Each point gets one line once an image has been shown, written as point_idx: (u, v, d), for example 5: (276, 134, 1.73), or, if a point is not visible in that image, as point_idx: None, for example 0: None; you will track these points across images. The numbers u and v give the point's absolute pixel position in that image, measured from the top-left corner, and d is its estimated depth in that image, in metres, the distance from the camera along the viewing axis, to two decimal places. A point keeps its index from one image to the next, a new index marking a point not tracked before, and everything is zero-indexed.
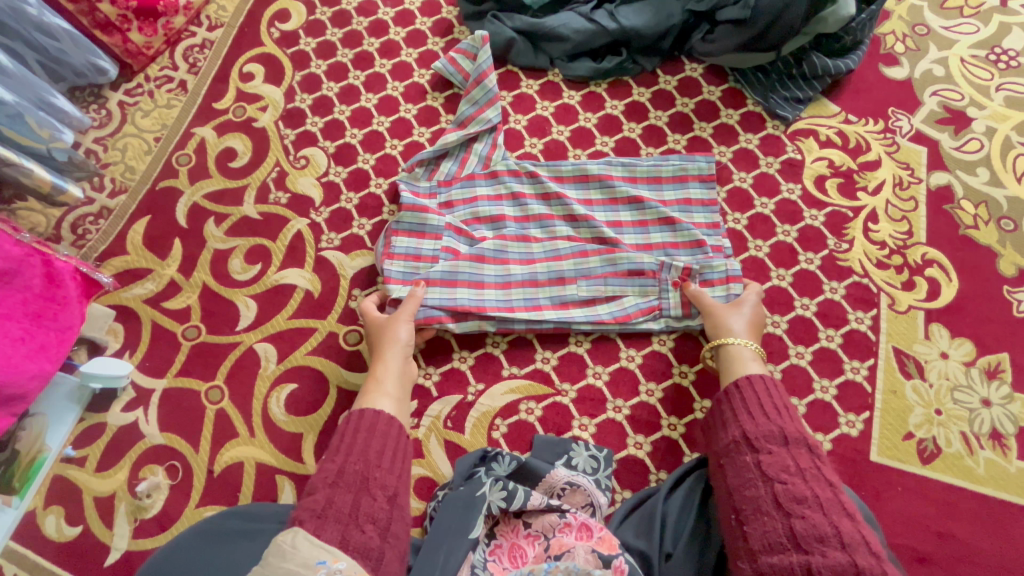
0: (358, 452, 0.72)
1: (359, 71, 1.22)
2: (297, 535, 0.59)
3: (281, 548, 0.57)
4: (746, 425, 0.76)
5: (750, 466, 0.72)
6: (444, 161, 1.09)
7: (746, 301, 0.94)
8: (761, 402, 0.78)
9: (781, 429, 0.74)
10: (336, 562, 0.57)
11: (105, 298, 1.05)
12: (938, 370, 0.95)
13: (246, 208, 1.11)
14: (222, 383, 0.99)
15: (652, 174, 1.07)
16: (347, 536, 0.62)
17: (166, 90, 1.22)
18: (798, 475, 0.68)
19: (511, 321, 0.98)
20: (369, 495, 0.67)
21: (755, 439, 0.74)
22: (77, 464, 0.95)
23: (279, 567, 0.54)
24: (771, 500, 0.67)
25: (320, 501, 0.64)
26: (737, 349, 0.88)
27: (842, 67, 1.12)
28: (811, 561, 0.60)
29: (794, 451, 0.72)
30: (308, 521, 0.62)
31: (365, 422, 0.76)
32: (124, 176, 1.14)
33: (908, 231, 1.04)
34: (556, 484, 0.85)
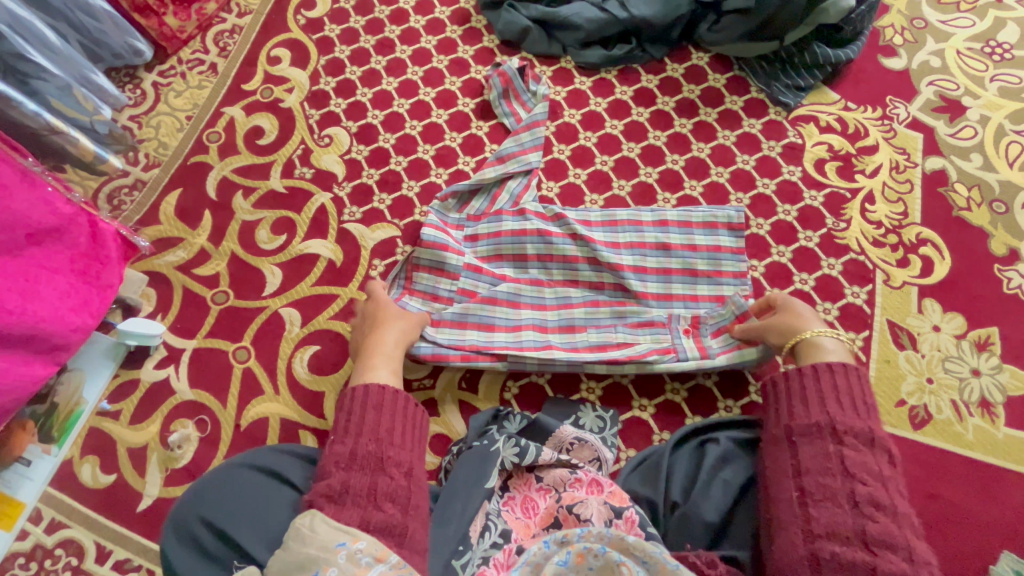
0: (368, 432, 0.73)
1: (380, 56, 1.28)
2: (315, 518, 0.64)
3: (300, 532, 0.62)
4: (835, 414, 0.72)
5: (831, 456, 0.69)
6: (474, 200, 1.12)
7: (797, 304, 0.90)
8: (852, 395, 0.75)
9: (871, 430, 0.70)
10: (355, 542, 0.62)
11: (139, 264, 1.11)
12: (930, 342, 1.00)
13: (273, 182, 1.17)
14: (249, 344, 1.04)
15: (682, 219, 1.06)
16: (366, 516, 0.65)
17: (198, 72, 1.28)
18: (879, 480, 0.66)
19: (522, 362, 0.98)
20: (384, 474, 0.70)
21: (841, 431, 0.71)
22: (112, 418, 1.01)
23: (304, 550, 0.61)
24: (848, 496, 0.65)
25: (336, 484, 0.68)
26: (818, 339, 0.83)
27: (842, 56, 1.17)
28: (876, 563, 0.59)
29: (878, 453, 0.69)
30: (325, 505, 0.66)
31: (371, 399, 0.76)
32: (157, 151, 1.21)
33: (903, 212, 1.09)
34: (565, 440, 0.89)
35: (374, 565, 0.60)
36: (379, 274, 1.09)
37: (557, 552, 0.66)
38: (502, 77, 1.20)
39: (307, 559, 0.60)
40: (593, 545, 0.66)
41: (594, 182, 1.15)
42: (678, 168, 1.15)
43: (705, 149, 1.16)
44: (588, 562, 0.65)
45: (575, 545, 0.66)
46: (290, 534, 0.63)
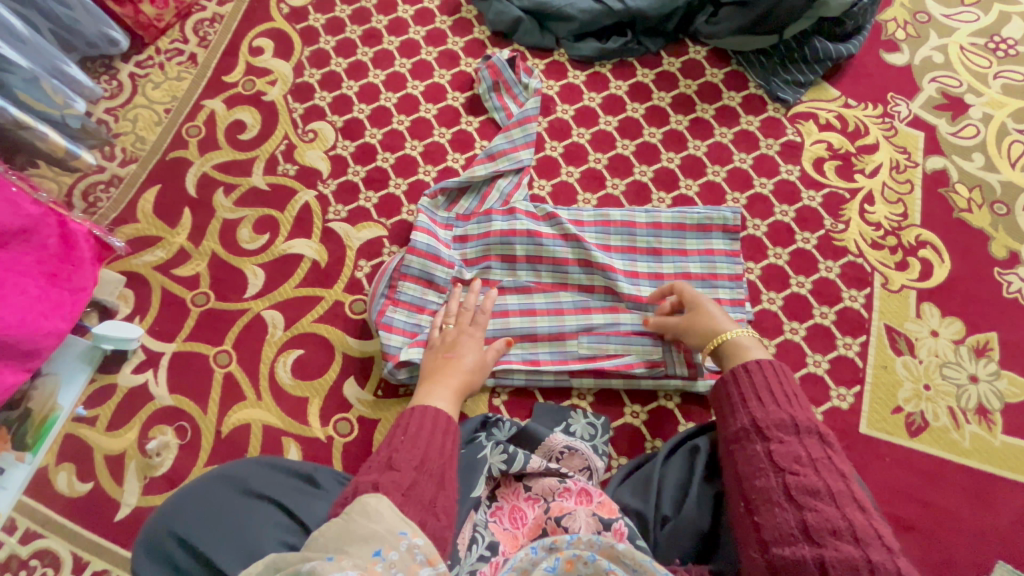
0: (435, 448, 0.66)
1: (367, 47, 1.24)
2: (381, 502, 0.57)
3: (365, 509, 0.55)
4: (756, 413, 0.71)
5: (760, 456, 0.67)
6: (465, 197, 1.08)
7: (702, 296, 0.90)
8: (770, 388, 0.73)
9: (793, 418, 0.69)
10: (416, 535, 0.54)
11: (116, 264, 1.07)
12: (928, 347, 0.98)
13: (255, 179, 1.13)
14: (230, 348, 1.01)
15: (676, 221, 1.03)
16: (426, 520, 0.58)
17: (177, 63, 1.23)
18: (810, 466, 0.64)
19: (510, 378, 0.97)
20: (447, 488, 0.63)
21: (765, 427, 0.69)
22: (88, 424, 0.97)
23: (362, 528, 0.53)
24: (782, 491, 0.63)
25: (403, 479, 0.61)
26: (739, 339, 0.82)
27: (843, 51, 1.14)
28: (823, 556, 0.56)
29: (806, 438, 0.67)
30: (392, 494, 0.59)
31: (441, 423, 0.69)
32: (135, 146, 1.16)
33: (903, 213, 1.06)
34: (554, 448, 0.88)
35: (426, 568, 0.52)
36: (365, 275, 1.05)
37: (545, 557, 0.63)
38: (492, 69, 1.15)
39: (361, 538, 0.52)
40: (583, 551, 0.63)
41: (586, 180, 1.11)
42: (673, 167, 1.12)
43: (702, 147, 1.13)
44: (577, 568, 0.63)
45: (564, 552, 0.63)
46: (351, 508, 0.56)
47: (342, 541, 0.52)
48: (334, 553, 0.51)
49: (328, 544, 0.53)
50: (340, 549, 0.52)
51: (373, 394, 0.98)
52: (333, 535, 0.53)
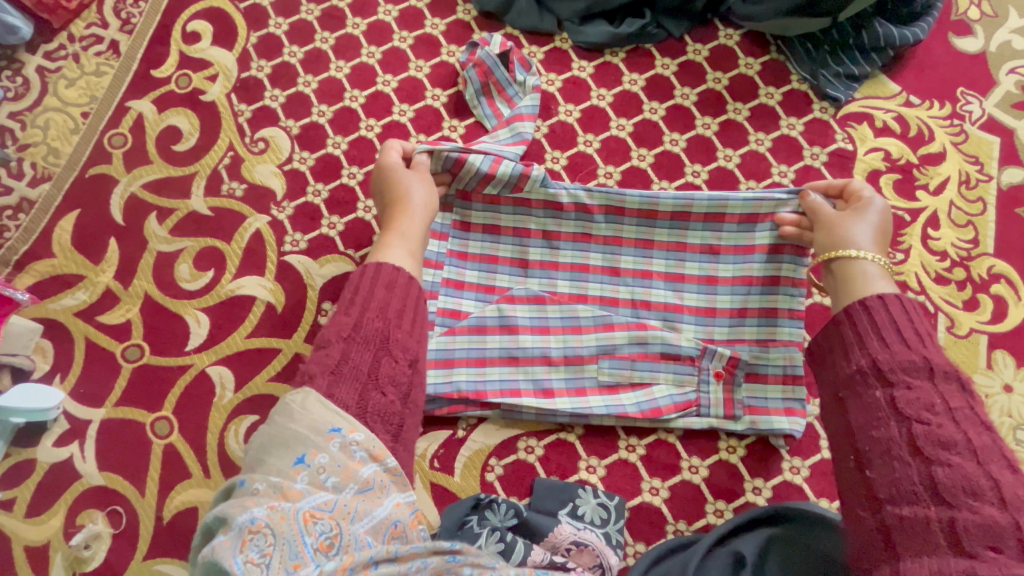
0: (375, 308, 0.56)
1: (327, 32, 1.02)
2: (307, 397, 0.49)
3: (286, 408, 0.48)
4: (878, 354, 0.57)
5: (880, 404, 0.55)
6: (473, 153, 0.80)
7: (866, 207, 0.73)
8: (898, 322, 0.59)
9: (927, 358, 0.55)
10: (352, 432, 0.48)
11: (29, 311, 0.89)
12: (1000, 406, 0.82)
13: (195, 201, 0.93)
14: (171, 414, 0.84)
15: (715, 209, 0.82)
16: (365, 399, 0.50)
17: (95, 53, 1.01)
18: (946, 414, 0.51)
19: (518, 410, 0.82)
20: (389, 356, 0.54)
21: (888, 371, 0.56)
22: (3, 508, 0.82)
23: (285, 433, 0.47)
24: (907, 444, 0.52)
25: (330, 357, 0.52)
26: (864, 265, 0.67)
27: (908, 37, 0.93)
28: (955, 518, 0.47)
29: (942, 381, 0.54)
30: (318, 380, 0.50)
31: (383, 276, 0.58)
32: (47, 160, 0.96)
33: (973, 240, 0.89)
34: (560, 544, 0.74)
35: (367, 465, 0.48)
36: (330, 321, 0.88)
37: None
38: (480, 68, 0.94)
39: (283, 444, 0.46)
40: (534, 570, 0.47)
41: None
42: (700, 182, 0.93)
43: (735, 156, 0.94)
44: None
45: None
46: (276, 410, 0.49)
47: (264, 452, 0.47)
48: (252, 470, 0.46)
49: (252, 456, 0.47)
50: (260, 462, 0.46)
51: None
52: (258, 445, 0.48)
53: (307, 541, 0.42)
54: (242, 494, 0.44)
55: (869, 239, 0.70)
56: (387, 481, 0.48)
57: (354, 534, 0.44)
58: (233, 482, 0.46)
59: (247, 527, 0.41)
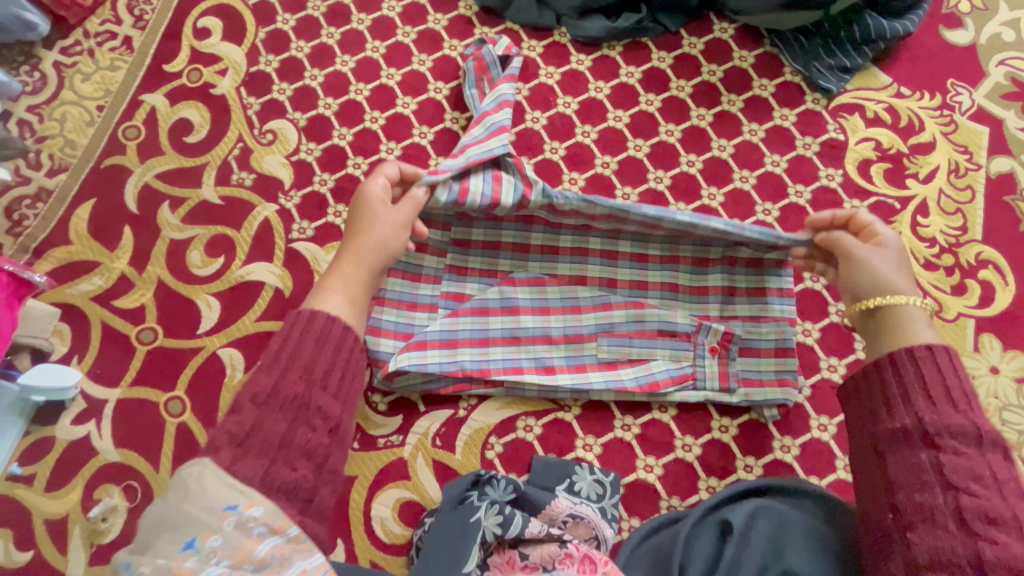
0: (301, 366, 0.54)
1: (333, 27, 1.05)
2: (203, 471, 0.47)
3: (182, 482, 0.46)
4: (924, 414, 0.59)
5: (924, 466, 0.57)
6: (473, 184, 0.78)
7: (884, 242, 0.72)
8: (946, 384, 0.60)
9: (975, 426, 0.57)
10: (249, 507, 0.46)
11: (47, 296, 0.92)
12: (986, 387, 0.85)
13: (206, 190, 0.97)
14: (183, 394, 0.88)
15: (711, 221, 0.81)
16: (272, 474, 0.49)
17: (109, 49, 1.05)
18: (993, 488, 0.54)
19: (521, 387, 0.85)
20: (307, 424, 0.52)
21: (935, 434, 0.57)
22: (24, 483, 0.85)
23: (176, 513, 0.45)
24: (951, 513, 0.54)
25: (243, 423, 0.51)
26: (908, 310, 0.67)
27: (899, 30, 0.96)
28: None
29: (989, 451, 0.56)
30: (223, 451, 0.49)
31: (313, 330, 0.57)
32: (64, 152, 0.99)
33: (962, 227, 0.91)
34: (557, 516, 0.75)
35: (266, 540, 0.46)
36: None
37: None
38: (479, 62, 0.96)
39: (172, 526, 0.44)
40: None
41: (592, 188, 0.95)
42: (695, 171, 0.95)
43: (729, 147, 0.96)
44: None
45: None
46: (168, 486, 0.47)
47: (151, 533, 0.45)
48: (139, 553, 0.44)
49: (136, 539, 0.45)
50: (148, 544, 0.44)
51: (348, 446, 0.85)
52: (144, 525, 0.45)
53: None
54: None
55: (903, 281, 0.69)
56: (291, 550, 0.46)
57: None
58: (116, 566, 0.44)
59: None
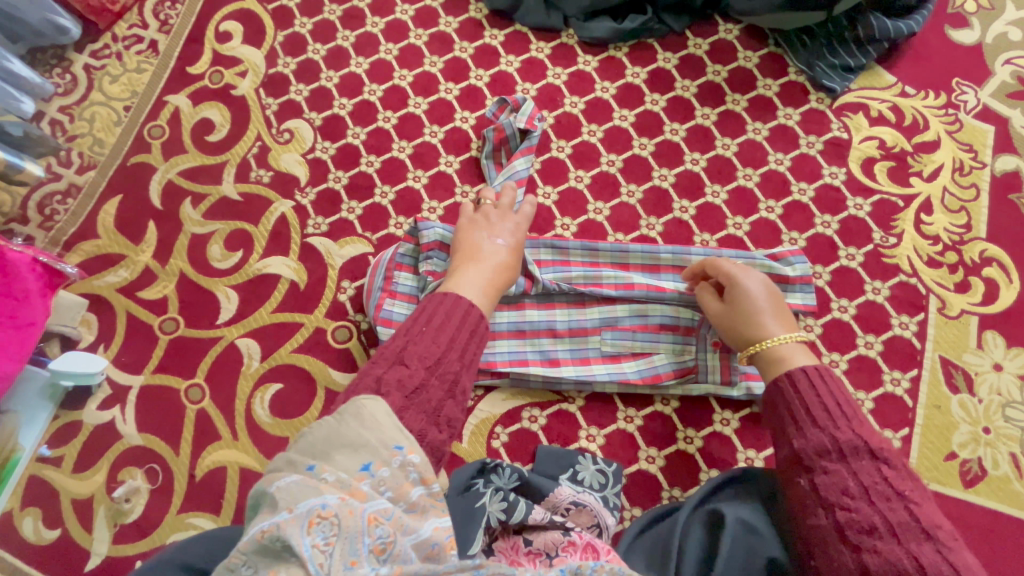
0: (456, 349, 0.59)
1: (348, 30, 1.09)
2: (379, 407, 0.50)
3: (360, 413, 0.49)
4: (795, 443, 0.64)
5: (805, 492, 0.60)
6: None
7: (747, 289, 0.76)
8: (809, 404, 0.65)
9: (836, 440, 0.61)
10: (411, 452, 0.49)
11: (75, 287, 0.97)
12: (989, 384, 0.85)
13: (226, 187, 1.01)
14: (202, 382, 0.92)
15: None
16: (426, 431, 0.53)
17: (136, 52, 1.09)
18: (862, 497, 0.57)
19: (526, 379, 0.87)
20: (455, 399, 0.56)
21: (806, 457, 0.62)
22: (53, 465, 0.90)
23: (354, 436, 0.48)
24: (835, 532, 0.56)
25: (412, 379, 0.55)
26: (781, 352, 0.71)
27: (903, 29, 0.96)
28: None
29: (859, 462, 0.59)
30: (394, 395, 0.53)
31: (469, 321, 0.61)
32: (93, 150, 1.04)
33: (966, 224, 0.92)
34: (560, 504, 0.77)
35: (417, 487, 0.48)
36: (349, 298, 0.94)
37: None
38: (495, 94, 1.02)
39: (350, 445, 0.48)
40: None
41: (598, 186, 0.98)
42: (699, 170, 0.97)
43: (732, 145, 0.98)
44: None
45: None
46: (343, 410, 0.50)
47: (329, 445, 0.48)
48: (318, 459, 0.47)
49: (312, 445, 0.48)
50: (326, 454, 0.47)
51: None
52: (320, 437, 0.48)
53: (366, 542, 0.42)
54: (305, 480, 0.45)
55: (771, 320, 0.74)
56: (429, 504, 0.48)
57: (402, 546, 0.44)
58: (295, 463, 0.47)
59: (317, 511, 0.42)
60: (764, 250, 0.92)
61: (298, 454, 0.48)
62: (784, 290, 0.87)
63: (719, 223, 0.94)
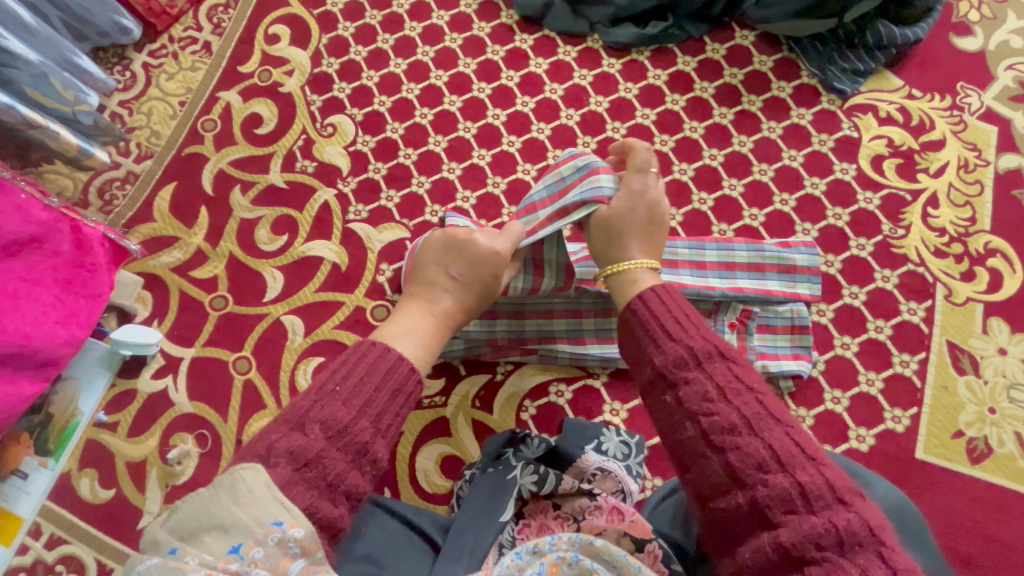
0: (373, 413, 0.57)
1: (387, 34, 1.17)
2: (257, 478, 0.49)
3: (235, 487, 0.48)
4: (654, 360, 0.60)
5: (672, 408, 0.57)
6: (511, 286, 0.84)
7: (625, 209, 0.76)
8: (662, 319, 0.63)
9: (692, 348, 0.58)
10: (292, 526, 0.47)
11: (132, 265, 1.04)
12: (995, 367, 0.90)
13: (273, 175, 1.08)
14: (249, 354, 0.98)
15: (724, 260, 0.92)
16: (317, 507, 0.50)
17: (191, 52, 1.18)
18: (722, 398, 0.54)
19: (554, 355, 0.93)
20: (361, 468, 0.54)
21: (666, 371, 0.59)
22: (109, 429, 0.96)
23: (223, 514, 0.46)
24: (702, 440, 0.54)
25: (309, 449, 0.52)
26: (630, 276, 0.72)
27: (910, 36, 1.03)
28: (755, 496, 0.49)
29: (713, 365, 0.57)
30: (282, 468, 0.50)
31: (393, 381, 0.59)
32: (150, 140, 1.12)
33: (971, 218, 0.97)
34: (586, 469, 0.82)
35: (298, 561, 0.46)
36: (387, 280, 1.01)
37: (530, 563, 0.63)
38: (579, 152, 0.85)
39: (219, 525, 0.46)
40: (565, 553, 0.63)
41: None
42: (717, 164, 1.03)
43: (748, 142, 1.04)
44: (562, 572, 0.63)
45: (547, 555, 0.63)
46: (217, 482, 0.48)
47: (197, 525, 0.46)
48: (184, 539, 0.46)
49: (180, 523, 0.47)
50: (193, 535, 0.46)
51: None
52: (189, 515, 0.47)
53: None
54: (167, 562, 0.44)
55: (639, 244, 0.75)
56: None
57: None
58: (159, 543, 0.46)
59: None
60: (778, 239, 0.98)
61: (164, 532, 0.47)
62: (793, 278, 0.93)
63: (735, 214, 1.00)
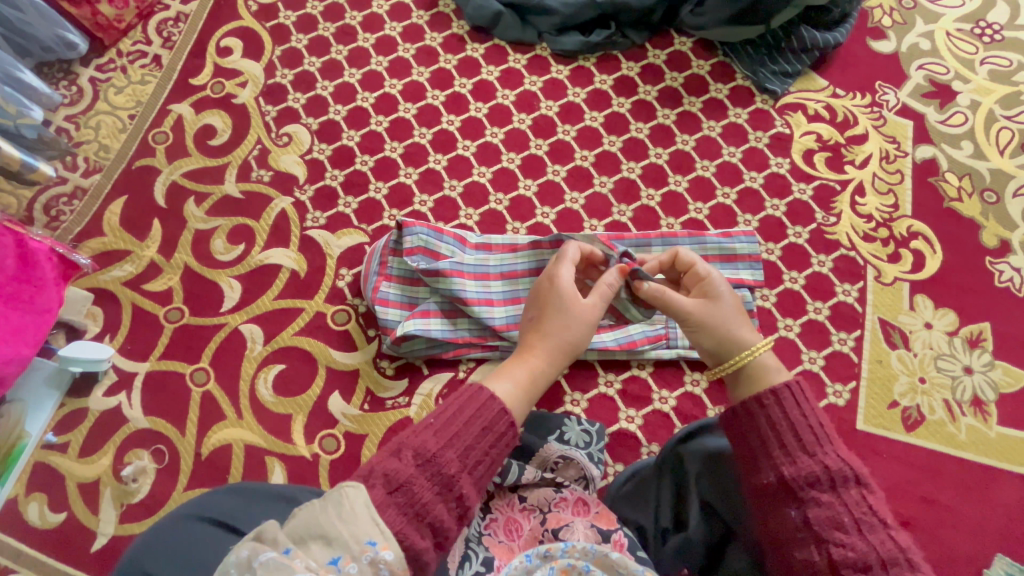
0: (460, 445, 0.56)
1: (341, 45, 1.19)
2: (359, 497, 0.49)
3: (341, 503, 0.48)
4: (783, 468, 0.58)
5: (797, 523, 0.55)
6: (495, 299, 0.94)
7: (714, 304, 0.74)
8: (797, 428, 0.60)
9: (826, 469, 0.57)
10: (385, 548, 0.47)
11: (82, 281, 1.02)
12: (922, 340, 0.97)
13: (228, 186, 1.08)
14: (207, 366, 0.97)
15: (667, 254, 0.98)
16: (405, 534, 0.50)
17: (140, 66, 1.17)
18: (855, 530, 0.53)
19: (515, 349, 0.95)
20: (448, 501, 0.53)
21: (796, 486, 0.57)
22: (59, 450, 0.93)
23: (329, 526, 0.47)
24: (828, 567, 0.53)
25: (400, 473, 0.52)
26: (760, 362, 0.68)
27: (830, 40, 1.12)
28: None
29: (848, 491, 0.55)
30: (377, 489, 0.51)
31: (486, 418, 0.58)
32: (98, 155, 1.10)
33: (894, 204, 1.05)
34: (549, 458, 0.81)
35: None
36: (347, 285, 1.01)
37: (539, 566, 0.64)
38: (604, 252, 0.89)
39: (324, 535, 0.47)
40: (577, 561, 0.64)
41: (573, 179, 1.08)
42: (662, 163, 1.09)
43: (690, 141, 1.10)
44: None
45: (558, 560, 0.64)
46: (328, 496, 0.49)
47: (310, 532, 0.47)
48: (297, 543, 0.46)
49: (296, 527, 0.47)
50: (304, 540, 0.47)
51: (360, 407, 0.94)
52: (304, 522, 0.47)
53: None
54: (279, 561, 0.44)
55: (741, 326, 0.72)
56: None
57: None
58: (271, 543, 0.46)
59: None
60: (721, 229, 1.03)
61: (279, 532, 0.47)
62: (733, 266, 0.98)
63: (682, 208, 1.05)
